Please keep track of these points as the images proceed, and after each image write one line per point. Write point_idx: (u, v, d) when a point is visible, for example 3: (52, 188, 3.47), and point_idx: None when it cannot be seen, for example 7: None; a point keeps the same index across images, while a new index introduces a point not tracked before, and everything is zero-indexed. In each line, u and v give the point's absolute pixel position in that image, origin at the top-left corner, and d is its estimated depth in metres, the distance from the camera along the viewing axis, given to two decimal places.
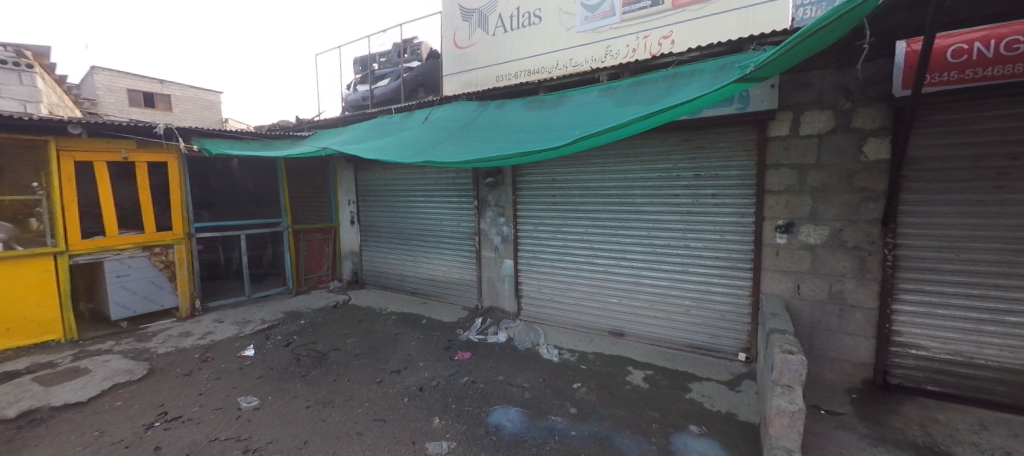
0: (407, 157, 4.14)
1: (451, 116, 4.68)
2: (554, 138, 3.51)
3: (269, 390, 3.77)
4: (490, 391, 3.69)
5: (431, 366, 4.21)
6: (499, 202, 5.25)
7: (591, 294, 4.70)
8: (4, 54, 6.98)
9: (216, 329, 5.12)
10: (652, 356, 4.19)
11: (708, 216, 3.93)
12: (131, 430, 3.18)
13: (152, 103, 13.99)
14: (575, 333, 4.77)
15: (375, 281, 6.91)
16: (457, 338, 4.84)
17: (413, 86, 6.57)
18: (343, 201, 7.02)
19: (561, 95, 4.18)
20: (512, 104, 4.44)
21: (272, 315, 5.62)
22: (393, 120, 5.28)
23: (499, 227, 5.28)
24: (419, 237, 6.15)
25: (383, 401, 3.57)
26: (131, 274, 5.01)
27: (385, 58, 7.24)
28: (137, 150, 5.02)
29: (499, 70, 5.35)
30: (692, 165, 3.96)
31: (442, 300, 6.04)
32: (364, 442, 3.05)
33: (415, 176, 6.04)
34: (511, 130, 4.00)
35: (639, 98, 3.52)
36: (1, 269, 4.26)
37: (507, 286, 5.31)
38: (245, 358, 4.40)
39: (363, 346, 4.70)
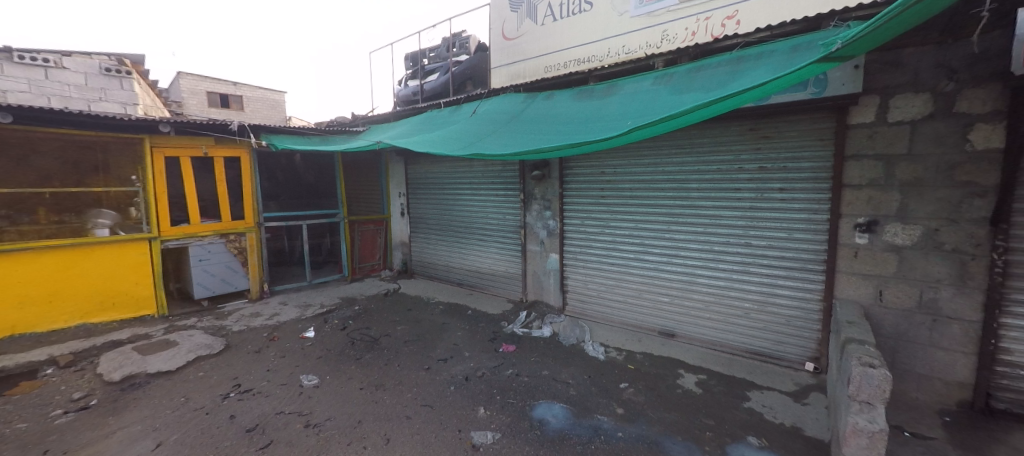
0: (455, 150, 4.18)
1: (499, 108, 4.67)
2: (605, 129, 3.39)
3: (327, 370, 4.01)
4: (534, 385, 3.68)
5: (476, 356, 4.27)
6: (545, 196, 5.19)
7: (640, 293, 4.54)
8: (108, 62, 7.99)
9: (281, 311, 5.53)
10: (706, 359, 3.97)
11: (774, 211, 3.64)
12: (211, 398, 3.51)
13: (227, 103, 15.35)
14: (622, 332, 4.63)
15: (423, 272, 7.13)
16: (501, 330, 4.87)
17: (462, 80, 6.65)
18: (394, 194, 7.30)
19: (612, 84, 4.04)
20: (560, 94, 4.35)
21: (331, 300, 5.98)
22: (441, 113, 5.37)
23: (545, 221, 5.22)
24: (465, 229, 6.24)
25: (430, 388, 3.68)
26: (211, 258, 5.53)
27: (434, 53, 7.37)
28: (216, 146, 5.49)
29: (547, 60, 5.25)
30: (757, 156, 3.67)
31: (487, 292, 6.11)
32: (412, 426, 3.15)
33: (462, 169, 6.12)
34: (559, 121, 3.91)
35: (698, 84, 3.30)
36: (109, 252, 4.84)
37: (552, 280, 5.25)
38: (306, 339, 4.71)
39: (412, 333, 4.87)
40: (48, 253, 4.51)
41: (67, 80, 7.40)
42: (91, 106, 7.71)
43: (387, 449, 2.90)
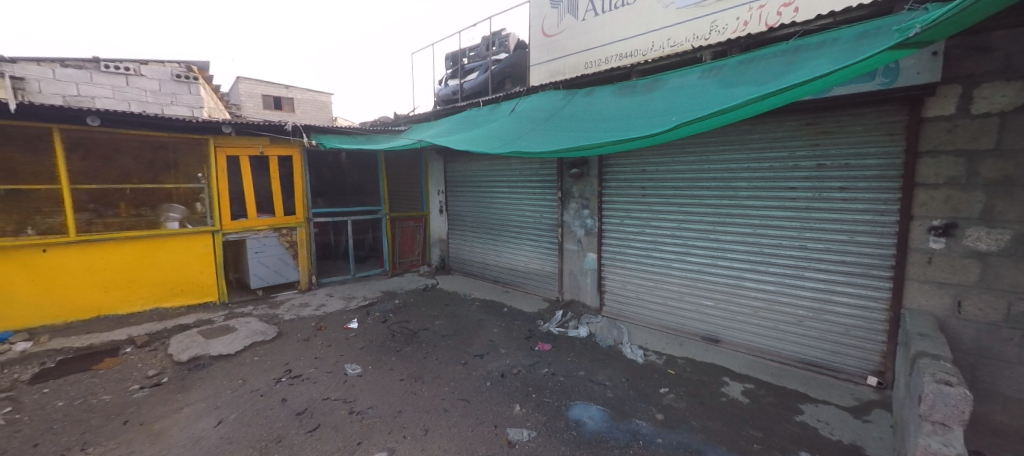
0: (494, 148, 4.21)
1: (537, 106, 4.65)
2: (649, 125, 3.28)
3: (369, 360, 4.17)
4: (570, 385, 3.64)
5: (512, 353, 4.29)
6: (583, 194, 5.12)
7: (681, 295, 4.38)
8: (179, 69, 8.61)
9: (328, 302, 5.82)
10: (753, 368, 3.77)
11: (833, 212, 3.39)
12: (265, 382, 3.75)
13: (280, 105, 16.28)
14: (662, 335, 4.48)
15: (460, 268, 7.25)
16: (537, 329, 4.86)
17: (501, 78, 6.68)
18: (433, 191, 7.48)
19: (655, 79, 3.92)
20: (600, 91, 4.27)
21: (373, 293, 6.22)
22: (480, 112, 5.42)
23: (583, 219, 5.15)
24: (502, 227, 6.26)
25: (467, 383, 3.73)
26: (266, 250, 5.90)
27: (474, 52, 7.46)
28: (270, 145, 5.84)
29: (588, 56, 5.16)
30: (814, 153, 3.43)
31: (522, 290, 6.12)
32: (450, 419, 3.21)
33: (500, 167, 6.15)
34: (600, 118, 3.84)
35: (750, 77, 3.13)
36: (177, 244, 5.28)
37: (589, 280, 5.17)
38: (350, 330, 4.93)
39: (449, 328, 4.97)
40: (127, 243, 4.98)
41: (144, 87, 8.15)
42: (164, 110, 8.46)
43: (426, 440, 2.98)
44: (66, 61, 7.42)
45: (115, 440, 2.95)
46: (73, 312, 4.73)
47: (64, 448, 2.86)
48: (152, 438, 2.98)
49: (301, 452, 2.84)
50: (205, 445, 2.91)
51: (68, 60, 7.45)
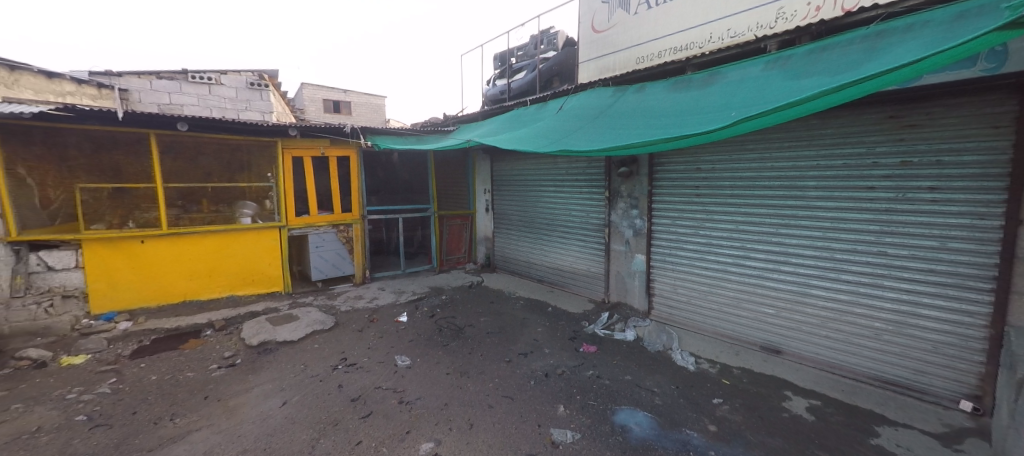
0: (542, 146, 4.19)
1: (586, 104, 4.57)
2: (707, 121, 3.12)
3: (418, 353, 4.33)
4: (616, 389, 3.56)
5: (556, 353, 4.27)
6: (632, 194, 4.97)
7: (738, 302, 4.13)
8: (252, 77, 9.39)
9: (380, 295, 6.11)
10: (820, 383, 3.48)
11: (919, 214, 3.05)
12: (323, 368, 4.01)
13: (340, 108, 17.23)
14: (716, 343, 4.25)
15: (505, 267, 7.31)
16: (582, 330, 4.80)
17: (548, 77, 6.65)
18: (480, 190, 7.62)
19: (713, 73, 3.73)
20: (652, 87, 4.14)
21: (421, 288, 6.45)
22: (527, 111, 5.43)
23: (631, 219, 5.00)
24: (548, 227, 6.23)
25: (511, 380, 3.76)
26: (325, 245, 6.30)
27: (522, 52, 7.49)
28: (331, 146, 6.22)
29: (639, 51, 5.00)
30: (898, 149, 3.11)
31: (567, 291, 6.06)
32: (494, 415, 3.25)
33: (546, 166, 6.12)
34: (652, 114, 3.71)
35: (822, 67, 2.89)
36: (250, 238, 5.76)
37: (638, 282, 5.01)
38: (400, 323, 5.14)
39: (494, 326, 5.03)
40: (208, 237, 5.47)
41: (224, 95, 8.97)
42: (240, 115, 9.28)
43: (471, 434, 3.03)
44: (161, 73, 8.36)
45: (197, 412, 3.29)
46: (163, 296, 5.26)
47: (157, 417, 3.23)
48: (228, 413, 3.29)
49: (355, 437, 3.00)
50: (272, 423, 3.16)
51: (163, 72, 8.39)
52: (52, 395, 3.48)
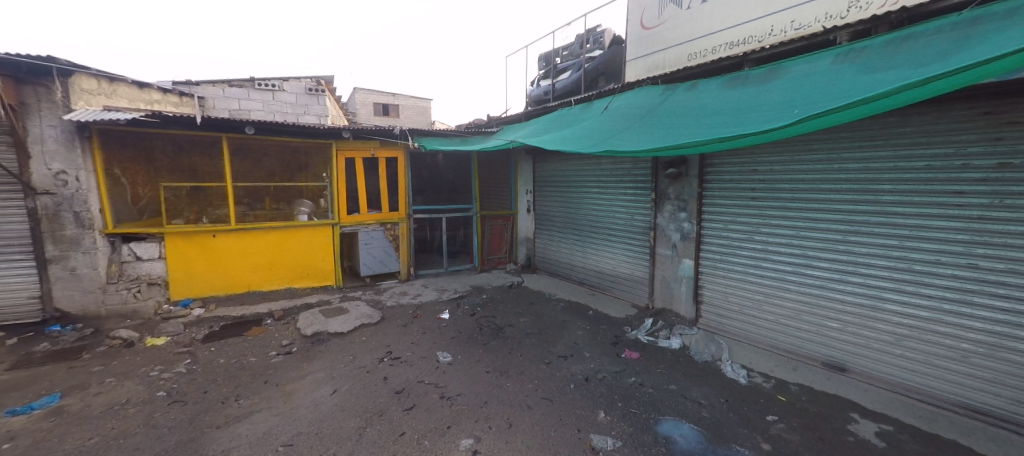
0: (586, 147, 4.10)
1: (633, 103, 4.46)
2: (765, 119, 2.93)
3: (459, 350, 4.41)
4: (660, 399, 3.44)
5: (597, 358, 4.19)
6: (680, 196, 4.77)
7: (798, 314, 3.86)
8: (310, 83, 10.00)
9: (423, 292, 6.30)
10: (892, 406, 3.17)
11: (1018, 223, 2.75)
12: (370, 360, 4.19)
13: (388, 111, 17.95)
14: (771, 357, 4.00)
15: (545, 268, 7.28)
16: (624, 336, 4.67)
17: (594, 76, 6.56)
18: (522, 191, 7.64)
19: (774, 68, 3.53)
20: (705, 85, 3.97)
21: (463, 287, 6.57)
22: (572, 111, 5.38)
23: (679, 223, 4.81)
24: (590, 229, 6.13)
25: (551, 383, 3.74)
26: (373, 242, 6.58)
27: (567, 51, 7.44)
28: (380, 148, 6.48)
29: (692, 47, 4.80)
30: (993, 150, 2.81)
31: (610, 294, 5.92)
32: (533, 416, 3.25)
33: (590, 167, 6.02)
34: (704, 113, 3.54)
35: (902, 59, 2.64)
36: (306, 234, 6.13)
37: (684, 288, 4.81)
38: (442, 320, 5.26)
39: (534, 327, 5.02)
40: (270, 232, 5.88)
41: (286, 100, 9.63)
42: (300, 119, 9.91)
43: (510, 434, 3.05)
44: (232, 81, 9.14)
45: (258, 395, 3.55)
46: (230, 286, 5.70)
47: (224, 397, 3.52)
48: (285, 397, 3.52)
49: (399, 428, 3.11)
50: (324, 409, 3.35)
51: (234, 81, 9.17)
52: (138, 371, 3.89)
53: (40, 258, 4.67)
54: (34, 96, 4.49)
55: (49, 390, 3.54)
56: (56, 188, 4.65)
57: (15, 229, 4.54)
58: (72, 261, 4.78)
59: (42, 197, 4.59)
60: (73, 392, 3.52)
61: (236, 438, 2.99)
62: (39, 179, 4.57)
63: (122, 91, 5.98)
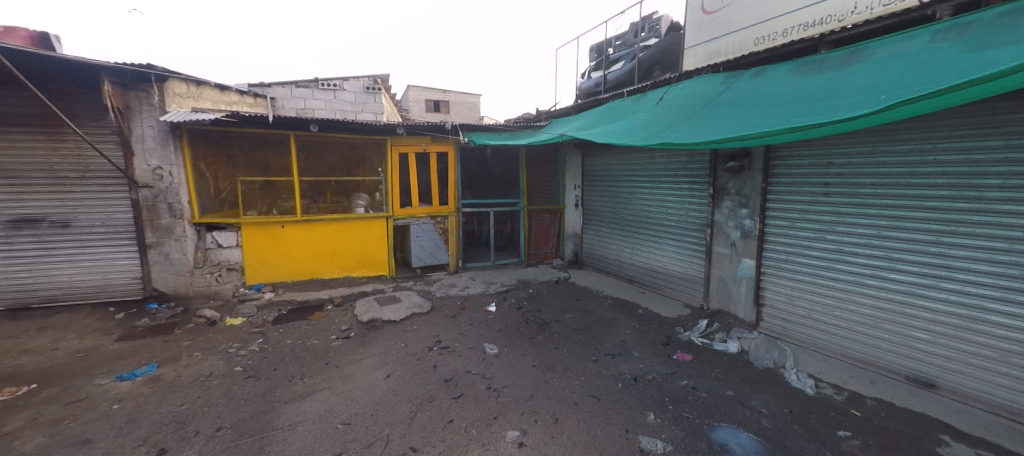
0: (639, 139, 3.92)
1: (691, 92, 4.23)
2: (846, 107, 2.66)
3: (505, 343, 4.46)
4: (715, 404, 3.27)
5: (646, 358, 4.05)
6: (741, 191, 4.48)
7: (877, 322, 3.49)
8: (367, 82, 10.49)
9: (471, 285, 6.43)
10: (994, 431, 2.79)
11: None
12: (421, 348, 4.35)
13: (439, 108, 18.39)
14: (843, 367, 3.66)
15: (593, 264, 7.15)
16: (676, 337, 4.48)
17: (648, 65, 6.30)
18: (570, 186, 7.53)
19: (855, 50, 3.21)
20: (773, 70, 3.68)
21: (509, 280, 6.62)
22: (624, 103, 5.21)
23: (739, 220, 4.52)
24: (641, 225, 5.92)
25: (598, 380, 3.68)
26: (424, 235, 6.80)
27: (620, 41, 7.22)
28: (432, 143, 6.67)
29: (761, 30, 4.49)
30: None
31: (660, 293, 5.71)
32: (580, 413, 3.21)
33: (642, 161, 5.80)
34: (772, 101, 3.27)
35: (1018, 34, 2.30)
36: (362, 226, 6.46)
37: (744, 289, 4.52)
38: (489, 312, 5.35)
39: (580, 323, 4.96)
40: (331, 223, 6.25)
41: (345, 98, 10.18)
42: (358, 116, 10.44)
43: (556, 429, 3.04)
44: (299, 82, 9.80)
45: (320, 375, 3.81)
46: (295, 273, 6.15)
47: (291, 375, 3.81)
48: (343, 379, 3.75)
49: (447, 416, 3.20)
50: (379, 392, 3.53)
51: (300, 82, 9.83)
52: (219, 347, 4.32)
53: (141, 243, 5.28)
54: (137, 100, 5.08)
55: (148, 360, 4.03)
56: (154, 182, 5.24)
57: (122, 217, 5.17)
58: (166, 247, 5.38)
59: (143, 190, 5.20)
60: (167, 363, 3.97)
61: (302, 413, 3.24)
62: (141, 174, 5.18)
63: (206, 93, 6.59)
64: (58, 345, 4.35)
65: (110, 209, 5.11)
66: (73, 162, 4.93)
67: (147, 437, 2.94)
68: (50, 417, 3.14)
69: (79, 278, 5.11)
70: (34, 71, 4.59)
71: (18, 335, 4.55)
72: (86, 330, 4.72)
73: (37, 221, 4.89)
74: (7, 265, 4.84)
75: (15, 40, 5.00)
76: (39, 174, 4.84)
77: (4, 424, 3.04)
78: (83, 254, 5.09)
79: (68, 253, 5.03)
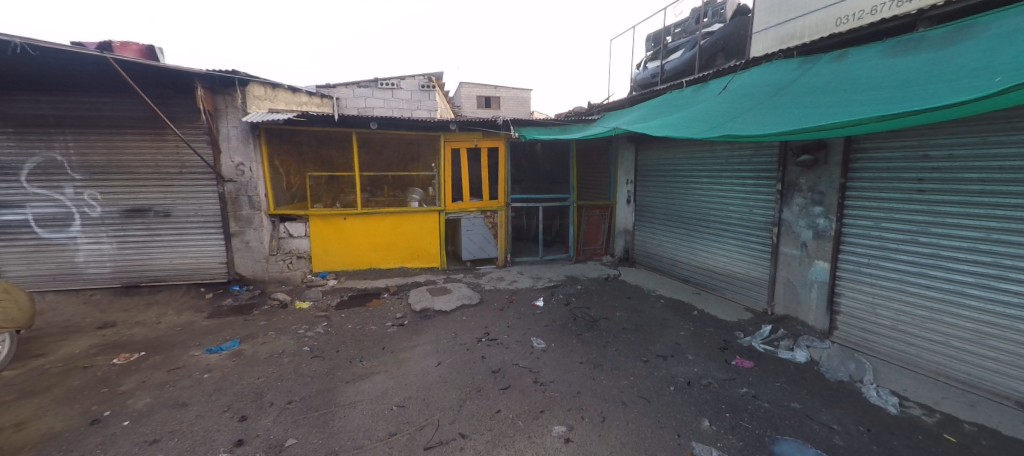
0: (699, 131, 3.71)
1: (759, 81, 3.93)
2: (948, 92, 2.36)
3: (553, 338, 4.46)
4: (778, 415, 3.05)
5: (702, 362, 3.87)
6: (815, 187, 4.12)
7: (981, 337, 3.12)
8: (422, 80, 10.85)
9: (519, 279, 6.48)
10: None
11: None
12: (470, 339, 4.47)
13: (489, 104, 18.65)
14: (934, 386, 3.28)
15: (645, 262, 6.92)
16: (735, 341, 4.23)
17: (711, 53, 5.95)
18: (621, 181, 7.32)
19: (961, 27, 2.83)
20: (857, 54, 3.34)
21: (557, 276, 6.59)
22: (683, 94, 4.96)
23: (812, 219, 4.16)
24: (698, 222, 5.64)
25: (648, 382, 3.57)
26: (474, 229, 6.96)
27: (680, 29, 6.90)
28: (483, 138, 6.77)
29: (846, 8, 4.12)
30: None
31: (718, 295, 5.42)
32: (629, 414, 3.14)
33: (701, 155, 5.50)
34: (856, 87, 2.96)
35: None
36: (416, 219, 6.72)
37: (815, 295, 4.17)
38: (537, 307, 5.36)
39: (631, 322, 4.83)
40: (388, 216, 6.58)
41: (402, 97, 10.63)
42: (413, 114, 10.85)
43: (604, 428, 3.00)
44: (360, 82, 10.35)
45: (378, 359, 4.04)
46: (355, 263, 6.55)
47: (351, 357, 4.08)
48: (398, 363, 3.96)
49: (495, 406, 3.27)
50: (430, 378, 3.68)
51: (361, 82, 10.38)
52: (290, 328, 4.72)
53: (227, 232, 5.89)
54: (224, 103, 5.65)
55: (231, 336, 4.50)
56: (237, 176, 5.82)
57: (211, 209, 5.79)
58: (246, 235, 5.95)
59: (228, 184, 5.79)
60: (247, 340, 4.41)
61: (361, 393, 3.46)
62: (226, 169, 5.77)
63: (280, 96, 7.16)
64: (161, 319, 4.99)
65: (202, 201, 5.75)
66: (173, 159, 5.59)
67: (231, 405, 3.29)
68: (155, 381, 3.62)
69: (177, 261, 5.80)
70: (143, 80, 5.25)
71: (130, 309, 5.28)
72: (183, 307, 5.37)
73: (145, 210, 5.60)
74: (122, 248, 5.62)
75: (129, 54, 5.74)
76: (147, 170, 5.54)
77: (121, 385, 3.55)
78: (180, 241, 5.77)
79: (169, 239, 5.73)
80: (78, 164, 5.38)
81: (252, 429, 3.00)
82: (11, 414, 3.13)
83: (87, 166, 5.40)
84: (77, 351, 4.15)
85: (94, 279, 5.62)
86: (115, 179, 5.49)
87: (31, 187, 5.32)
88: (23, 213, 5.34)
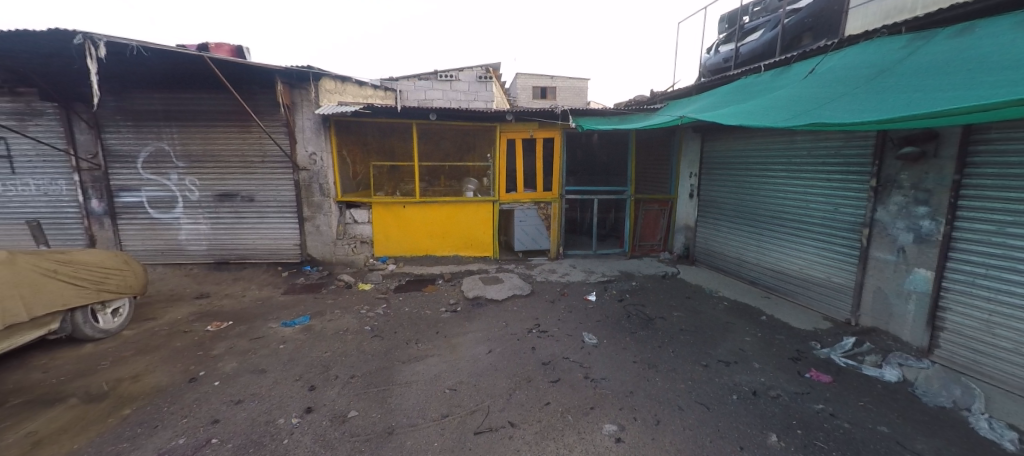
0: (779, 120, 3.35)
1: (856, 61, 3.48)
2: None
3: (605, 334, 4.34)
4: (859, 437, 2.75)
5: (771, 371, 3.57)
6: (919, 184, 3.60)
7: None
8: (480, 71, 10.94)
9: (571, 272, 6.39)
10: None
11: None
12: (520, 329, 4.48)
13: (545, 94, 18.44)
14: None
15: (706, 261, 6.53)
16: (811, 352, 3.84)
17: (796, 33, 5.39)
18: (684, 174, 6.91)
19: None
20: (985, 27, 2.84)
21: (611, 271, 6.41)
22: (761, 80, 4.54)
23: (914, 220, 3.64)
24: (771, 220, 5.18)
25: (708, 387, 3.36)
26: (528, 220, 6.94)
27: (760, 7, 6.32)
28: (539, 129, 6.70)
29: None
30: None
31: (791, 300, 4.97)
32: (685, 419, 2.99)
33: (778, 147, 5.02)
34: (985, 67, 2.51)
35: None
36: (470, 209, 6.82)
37: (913, 306, 3.67)
38: (588, 301, 5.26)
39: (690, 323, 4.57)
40: (444, 205, 6.74)
41: (460, 88, 10.85)
42: (470, 105, 11.04)
43: (658, 431, 2.87)
44: (421, 75, 10.71)
45: (431, 343, 4.19)
46: (413, 250, 6.81)
47: (407, 339, 4.27)
48: (451, 348, 4.09)
49: (545, 398, 3.26)
50: (481, 365, 3.74)
51: (422, 75, 10.74)
52: (353, 308, 5.04)
53: (301, 216, 6.38)
54: (300, 97, 6.09)
55: (303, 312, 4.89)
56: (310, 165, 6.26)
57: (288, 195, 6.31)
58: (317, 220, 6.41)
59: (303, 172, 6.26)
60: (315, 317, 4.77)
61: (416, 373, 3.62)
62: (301, 158, 6.23)
63: (349, 89, 7.58)
64: (245, 293, 5.56)
65: (280, 188, 6.27)
66: (257, 149, 6.15)
67: (301, 375, 3.58)
68: (241, 347, 4.03)
69: (259, 242, 6.40)
70: (234, 77, 5.80)
71: (221, 283, 5.93)
72: (263, 283, 5.93)
73: (233, 195, 6.23)
74: (215, 228, 6.30)
75: (222, 53, 6.35)
76: (236, 159, 6.14)
77: (213, 349, 4.00)
78: (262, 223, 6.35)
79: (253, 222, 6.33)
80: (181, 153, 6.09)
81: (319, 399, 3.24)
82: (129, 367, 3.65)
83: (188, 155, 6.10)
84: (179, 317, 4.75)
85: (192, 255, 6.37)
86: (210, 167, 6.14)
87: (145, 173, 6.13)
88: (139, 195, 6.17)
